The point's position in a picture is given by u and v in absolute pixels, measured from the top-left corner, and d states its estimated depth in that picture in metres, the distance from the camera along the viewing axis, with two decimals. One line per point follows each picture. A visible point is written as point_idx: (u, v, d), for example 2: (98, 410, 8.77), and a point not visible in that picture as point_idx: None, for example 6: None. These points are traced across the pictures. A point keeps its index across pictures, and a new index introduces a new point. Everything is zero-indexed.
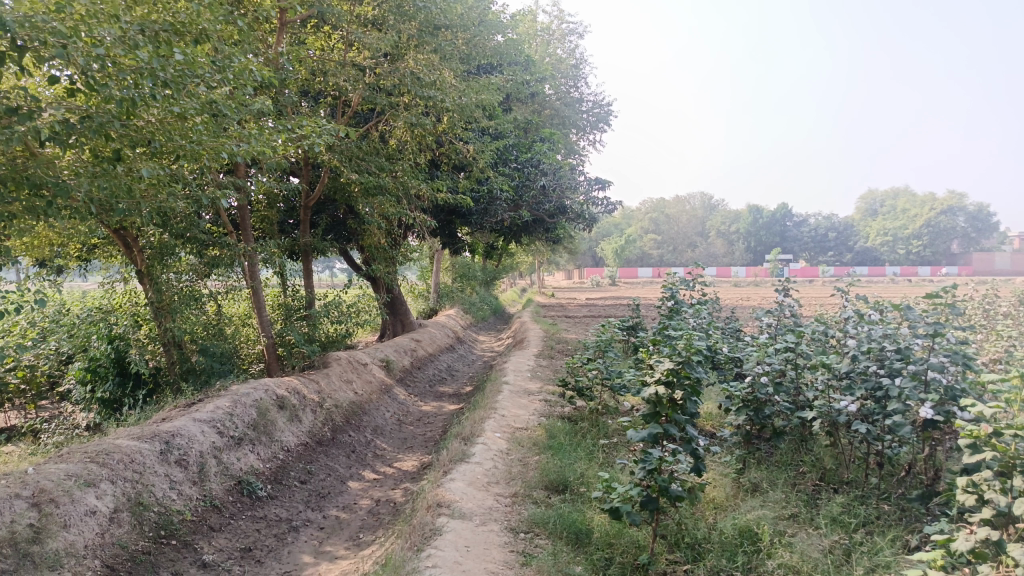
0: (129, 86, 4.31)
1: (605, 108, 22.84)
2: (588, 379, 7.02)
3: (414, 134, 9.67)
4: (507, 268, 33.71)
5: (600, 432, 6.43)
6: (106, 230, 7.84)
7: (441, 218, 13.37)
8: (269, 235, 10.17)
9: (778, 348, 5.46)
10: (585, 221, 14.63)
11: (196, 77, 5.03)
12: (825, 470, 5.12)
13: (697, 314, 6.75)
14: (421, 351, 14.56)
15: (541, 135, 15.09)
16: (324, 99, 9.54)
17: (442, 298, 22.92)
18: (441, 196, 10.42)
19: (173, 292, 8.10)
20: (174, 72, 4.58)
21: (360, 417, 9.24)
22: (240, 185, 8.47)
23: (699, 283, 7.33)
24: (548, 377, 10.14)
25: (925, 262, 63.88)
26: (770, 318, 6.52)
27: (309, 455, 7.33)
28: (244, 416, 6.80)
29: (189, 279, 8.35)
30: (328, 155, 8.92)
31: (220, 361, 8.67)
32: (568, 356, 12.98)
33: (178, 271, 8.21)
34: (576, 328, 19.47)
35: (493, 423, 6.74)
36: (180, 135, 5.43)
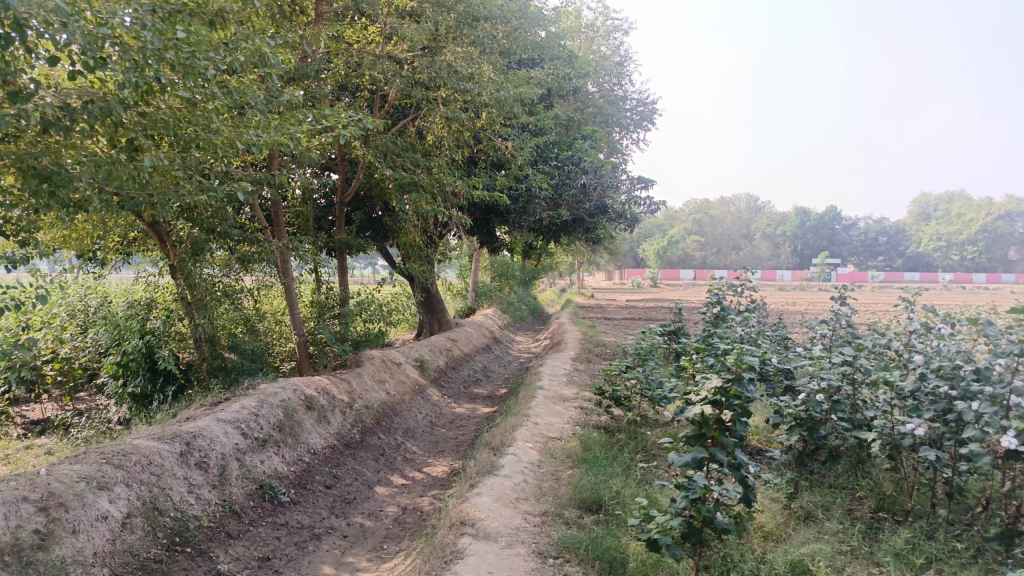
0: (136, 69, 4.08)
1: (649, 106, 22.31)
2: (626, 388, 6.66)
3: (452, 129, 9.41)
4: (546, 267, 33.37)
5: (638, 445, 6.08)
6: (140, 223, 7.70)
7: (479, 216, 13.11)
8: (304, 231, 10.04)
9: (835, 361, 5.05)
10: (627, 221, 14.21)
11: (210, 61, 4.80)
12: (885, 497, 4.70)
13: (744, 321, 6.34)
14: (457, 351, 14.34)
15: (583, 132, 14.72)
16: (361, 94, 9.35)
17: (480, 297, 22.70)
18: (478, 194, 10.15)
19: (204, 287, 7.96)
20: (184, 54, 4.34)
21: (391, 419, 9.03)
22: (274, 181, 8.31)
23: (747, 289, 6.92)
24: (585, 383, 9.78)
25: (982, 269, 61.49)
26: (825, 329, 6.08)
27: (336, 458, 7.12)
28: (270, 417, 6.61)
29: (220, 274, 8.19)
30: (362, 150, 8.73)
31: (250, 358, 8.55)
32: (606, 360, 12.59)
33: (210, 266, 8.09)
34: (616, 330, 19.02)
35: (525, 432, 6.44)
36: (200, 124, 5.23)
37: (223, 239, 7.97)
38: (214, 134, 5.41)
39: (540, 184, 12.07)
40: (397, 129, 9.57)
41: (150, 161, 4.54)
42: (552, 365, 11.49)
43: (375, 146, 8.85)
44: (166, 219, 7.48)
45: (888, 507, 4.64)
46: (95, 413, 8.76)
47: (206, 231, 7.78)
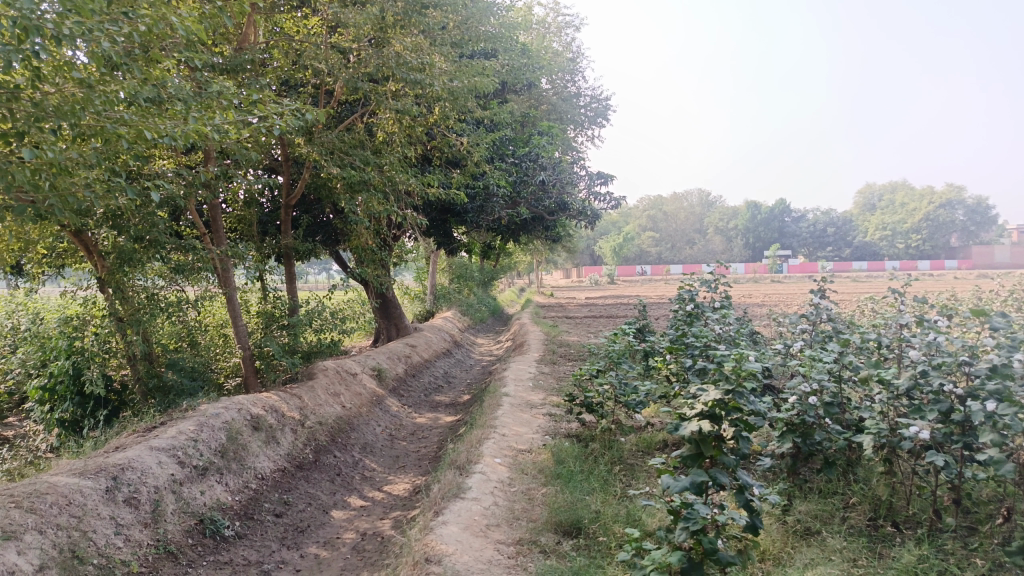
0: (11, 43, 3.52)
1: (604, 102, 22.06)
2: (598, 394, 6.25)
3: (403, 124, 8.90)
4: (505, 268, 32.96)
5: (613, 456, 5.68)
6: (65, 232, 7.06)
7: (435, 216, 12.59)
8: (249, 237, 9.40)
9: (823, 357, 4.71)
10: (587, 218, 13.85)
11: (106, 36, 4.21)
12: (882, 503, 4.38)
13: (721, 319, 5.99)
14: (417, 358, 13.80)
15: (539, 128, 14.33)
16: (304, 88, 8.77)
17: (438, 299, 22.13)
18: (434, 192, 9.64)
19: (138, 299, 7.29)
20: (72, 26, 3.78)
21: (348, 434, 8.48)
22: (209, 182, 7.68)
23: (721, 284, 6.58)
24: (552, 387, 9.35)
25: (925, 256, 63.17)
26: (806, 324, 5.77)
27: (287, 482, 6.55)
28: (211, 441, 6.02)
29: (162, 285, 7.66)
30: (307, 147, 8.16)
31: (190, 376, 7.89)
32: (572, 361, 12.20)
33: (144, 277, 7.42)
34: (579, 330, 18.68)
35: (492, 446, 5.98)
36: (108, 115, 4.63)
37: (153, 248, 7.24)
38: (124, 125, 4.78)
39: (497, 182, 11.61)
40: (345, 126, 9.02)
41: (24, 151, 3.80)
42: (517, 369, 11.04)
43: (321, 143, 8.29)
44: (89, 226, 6.80)
45: (887, 514, 4.32)
46: (19, 441, 8.00)
47: (136, 240, 7.09)
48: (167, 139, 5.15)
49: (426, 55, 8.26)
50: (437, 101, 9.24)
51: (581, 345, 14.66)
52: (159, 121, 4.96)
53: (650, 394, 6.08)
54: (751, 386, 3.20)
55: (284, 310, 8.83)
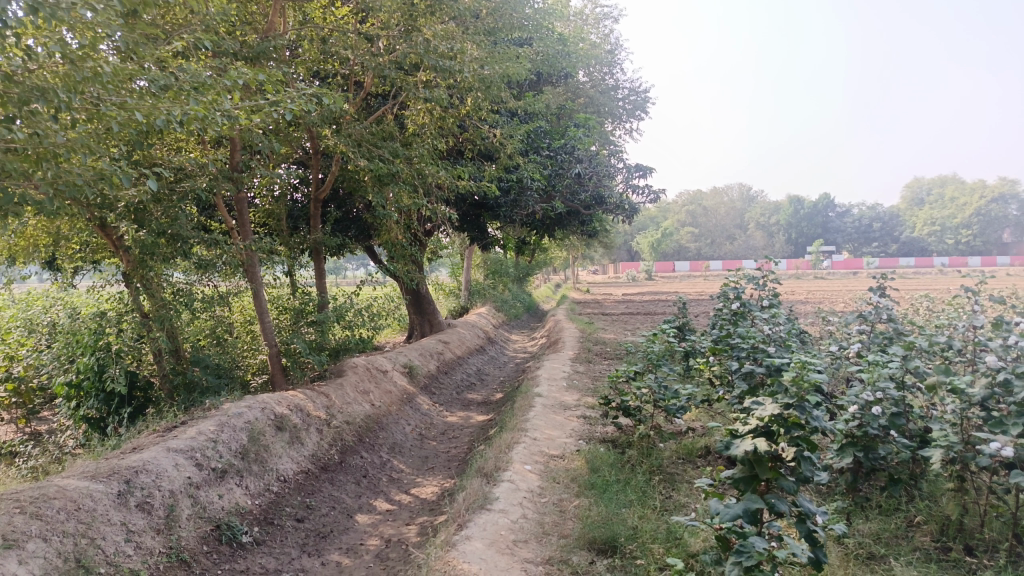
0: None
1: (642, 95, 21.50)
2: (636, 397, 5.87)
3: (433, 114, 8.60)
4: (541, 263, 32.59)
5: (652, 464, 5.31)
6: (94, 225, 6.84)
7: (468, 211, 12.29)
8: (277, 232, 9.19)
9: (887, 362, 4.27)
10: (624, 212, 13.39)
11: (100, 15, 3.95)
12: (952, 523, 3.94)
13: (770, 319, 5.55)
14: (450, 354, 13.55)
15: (576, 120, 13.94)
16: (331, 79, 8.53)
17: (472, 295, 21.87)
18: (464, 184, 9.32)
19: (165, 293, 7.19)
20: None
21: (376, 434, 8.23)
22: (234, 174, 7.47)
23: (768, 281, 6.12)
24: (586, 388, 8.97)
25: (977, 252, 60.90)
26: (864, 325, 5.31)
27: (311, 485, 6.31)
28: (232, 442, 5.81)
29: (192, 280, 7.56)
30: (334, 139, 7.92)
31: (215, 374, 7.70)
32: (608, 360, 11.81)
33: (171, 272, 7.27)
34: (616, 327, 18.24)
35: (523, 451, 5.66)
36: (108, 100, 4.38)
37: (176, 245, 7.04)
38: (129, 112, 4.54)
39: (531, 175, 11.25)
40: (374, 117, 8.76)
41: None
42: (551, 368, 10.71)
43: (348, 133, 8.04)
44: (110, 219, 6.65)
45: (959, 535, 3.89)
46: (48, 438, 7.94)
47: (159, 236, 6.87)
48: (176, 124, 4.91)
49: (455, 40, 7.94)
50: (468, 90, 8.92)
51: (617, 343, 14.22)
52: (167, 105, 4.72)
53: (693, 397, 5.68)
54: (812, 400, 2.83)
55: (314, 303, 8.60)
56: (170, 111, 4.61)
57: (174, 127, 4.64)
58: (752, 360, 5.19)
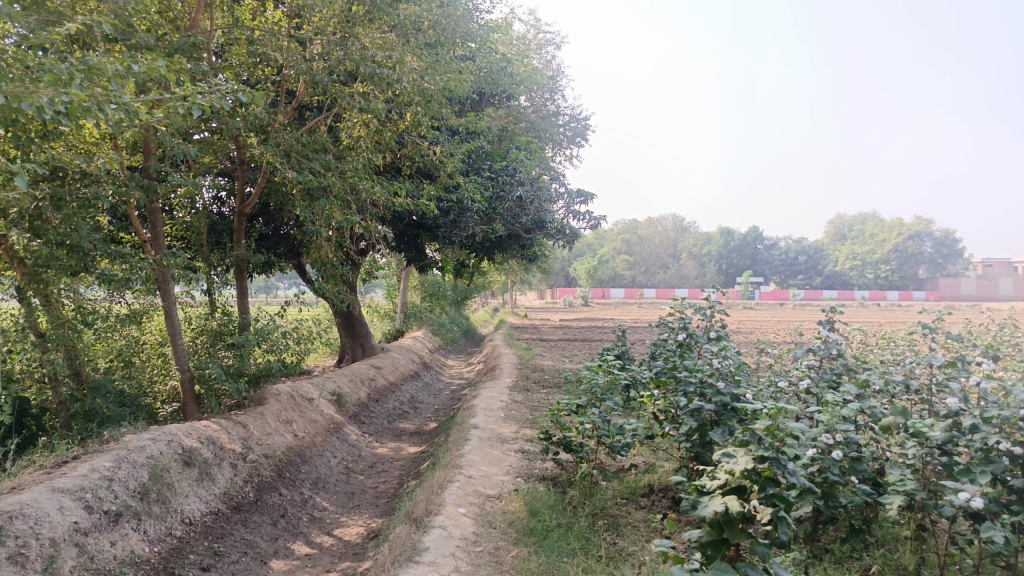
0: None
1: (583, 122, 21.55)
2: (577, 432, 5.54)
3: (371, 129, 8.20)
4: (479, 287, 32.25)
5: (594, 506, 4.97)
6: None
7: (405, 231, 11.85)
8: (196, 247, 8.55)
9: (841, 401, 4.07)
10: (565, 237, 13.19)
11: None
12: (909, 574, 3.73)
13: (718, 352, 5.33)
14: (382, 380, 12.99)
15: (518, 143, 13.74)
16: (261, 86, 8.03)
17: (408, 318, 21.31)
18: (401, 202, 8.91)
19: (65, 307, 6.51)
20: None
21: (298, 468, 7.65)
22: (146, 182, 7.02)
23: (716, 313, 5.90)
24: (524, 418, 8.61)
25: (895, 287, 63.62)
26: (813, 360, 5.14)
27: (219, 528, 5.72)
28: (129, 481, 5.17)
29: (101, 297, 6.96)
30: (260, 149, 7.40)
31: (118, 403, 6.96)
32: (546, 389, 11.51)
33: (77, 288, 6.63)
34: (554, 354, 18.00)
35: (457, 491, 5.24)
36: None
37: (76, 257, 6.38)
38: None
39: (471, 196, 10.93)
40: (307, 129, 8.30)
41: None
42: (487, 396, 10.33)
43: (277, 143, 7.54)
44: (0, 226, 5.94)
45: None
46: None
47: (57, 247, 6.20)
48: (60, 114, 4.36)
49: (395, 51, 7.59)
50: (407, 105, 8.56)
51: (556, 370, 13.93)
52: (42, 87, 4.20)
53: (637, 433, 5.39)
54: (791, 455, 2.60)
55: (233, 325, 8.01)
56: (43, 95, 4.10)
57: (47, 113, 4.17)
58: (700, 396, 4.94)
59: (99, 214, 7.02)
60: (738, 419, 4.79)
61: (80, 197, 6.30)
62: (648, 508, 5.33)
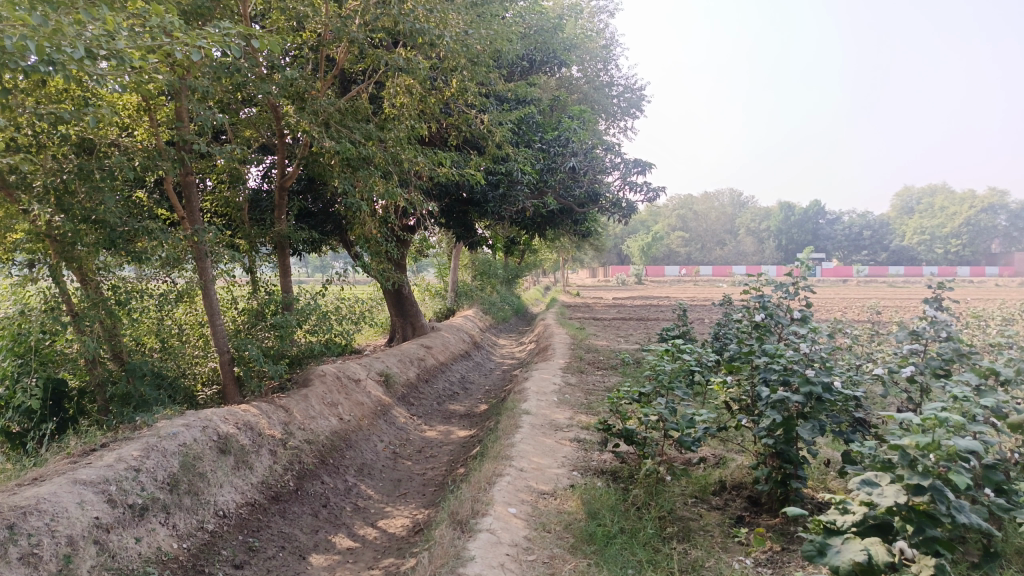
0: None
1: (637, 93, 20.62)
2: (640, 423, 4.98)
3: (414, 95, 7.68)
4: (530, 265, 31.71)
5: (661, 508, 4.42)
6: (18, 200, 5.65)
7: (453, 207, 11.35)
8: (237, 223, 8.23)
9: (964, 393, 3.40)
10: (621, 211, 12.50)
11: None
12: None
13: (805, 335, 4.65)
14: (431, 360, 12.62)
15: (571, 112, 13.06)
16: (299, 53, 7.61)
17: (459, 297, 20.91)
18: (446, 172, 8.40)
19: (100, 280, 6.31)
20: None
21: (341, 454, 7.30)
22: (179, 155, 6.69)
23: (799, 290, 5.14)
24: (580, 403, 8.06)
25: (966, 262, 60.25)
26: (917, 344, 4.44)
27: (256, 521, 5.37)
28: (158, 471, 4.85)
29: (142, 276, 6.70)
30: (296, 116, 6.96)
31: (157, 386, 6.70)
32: (601, 370, 10.93)
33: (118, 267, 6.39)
34: (608, 333, 17.35)
35: (508, 487, 4.75)
36: None
37: (104, 232, 6.03)
38: None
39: (522, 168, 10.33)
40: (348, 97, 7.83)
41: None
42: (540, 378, 9.81)
43: (314, 111, 7.07)
44: (24, 201, 5.65)
45: None
46: None
47: (83, 223, 5.89)
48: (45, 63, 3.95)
49: (437, 8, 7.07)
50: (453, 69, 8.01)
51: (611, 350, 13.32)
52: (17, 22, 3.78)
53: (709, 426, 4.78)
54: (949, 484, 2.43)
55: (275, 303, 7.66)
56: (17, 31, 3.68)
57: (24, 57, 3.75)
58: (785, 385, 4.31)
59: (133, 189, 6.78)
60: (829, 410, 4.16)
61: (107, 169, 5.96)
62: (720, 509, 4.74)
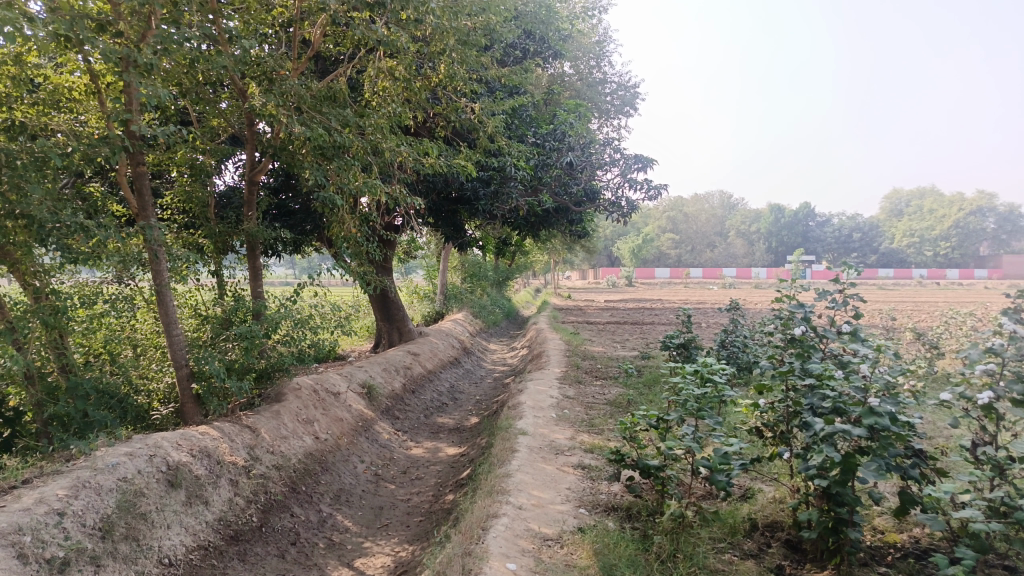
0: None
1: (632, 90, 19.89)
2: (660, 455, 4.24)
3: (397, 77, 6.92)
4: (521, 268, 30.98)
5: (690, 561, 3.69)
6: None
7: (441, 205, 10.58)
8: (203, 222, 7.43)
9: None
10: (620, 210, 11.77)
11: None
12: None
13: (859, 355, 3.91)
14: (419, 369, 11.85)
15: (566, 106, 12.35)
16: (271, 33, 6.86)
17: (448, 300, 20.16)
18: (433, 163, 7.65)
19: (42, 285, 5.44)
20: None
21: (316, 479, 6.54)
22: (132, 144, 5.90)
23: (848, 298, 4.35)
24: (580, 419, 7.33)
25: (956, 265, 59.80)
26: (991, 362, 3.70)
27: (208, 569, 4.61)
28: (88, 515, 4.07)
29: (102, 280, 5.95)
30: (262, 98, 6.17)
31: (109, 407, 5.91)
32: (599, 381, 10.19)
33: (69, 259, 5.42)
34: (604, 338, 16.61)
35: (506, 533, 4.03)
36: None
37: (28, 227, 5.10)
38: None
39: (516, 162, 9.60)
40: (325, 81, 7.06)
41: None
42: (535, 390, 9.04)
43: (282, 92, 6.29)
44: None
45: None
46: None
47: (6, 217, 5.01)
48: None
49: None
50: (441, 51, 7.26)
51: (609, 357, 12.58)
52: None
53: (744, 461, 4.05)
54: None
55: (244, 310, 6.87)
56: None
57: None
58: (838, 414, 3.60)
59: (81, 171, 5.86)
60: (894, 445, 3.46)
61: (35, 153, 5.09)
62: (756, 557, 4.02)
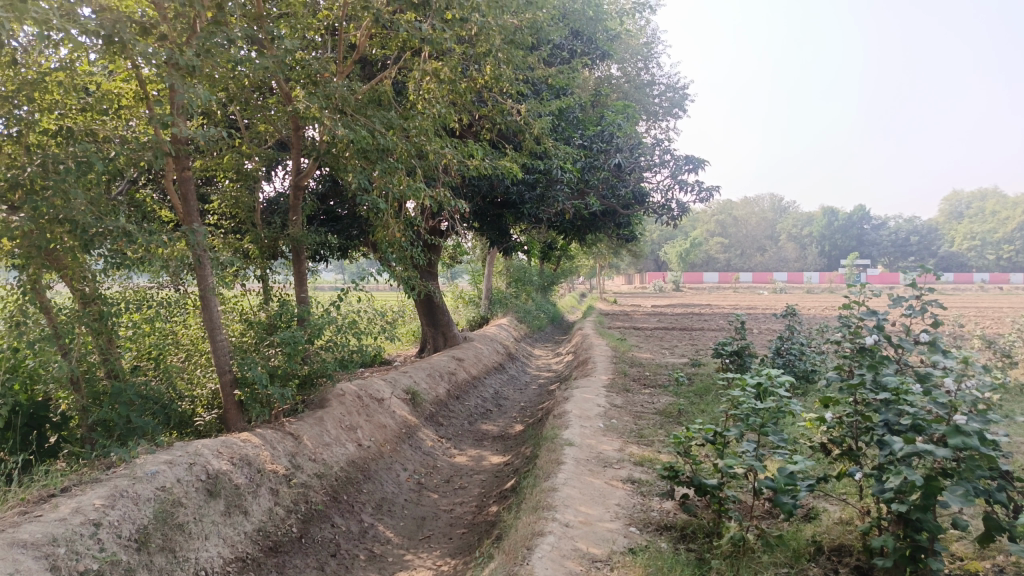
0: None
1: (680, 92, 19.47)
2: (718, 472, 3.96)
3: (440, 78, 6.78)
4: (567, 272, 30.69)
5: None
6: None
7: (486, 209, 10.42)
8: (247, 226, 7.40)
9: None
10: (670, 213, 11.44)
11: None
12: None
13: (940, 367, 3.57)
14: (463, 374, 11.70)
15: (614, 107, 12.08)
16: (315, 36, 6.79)
17: (494, 305, 20.02)
18: (477, 165, 7.48)
19: (89, 291, 5.42)
20: None
21: (358, 488, 6.41)
22: (176, 149, 5.87)
23: (926, 306, 4.00)
24: (630, 430, 7.05)
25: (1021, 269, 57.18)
26: None
27: None
28: (124, 525, 3.99)
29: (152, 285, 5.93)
30: (304, 100, 6.06)
31: (153, 412, 5.88)
32: (648, 389, 9.87)
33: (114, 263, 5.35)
34: (652, 345, 16.21)
35: (553, 554, 3.80)
36: None
37: (72, 232, 5.00)
38: None
39: (562, 165, 9.37)
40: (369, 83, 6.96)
41: None
42: (582, 398, 8.78)
43: (326, 95, 6.22)
44: None
45: None
46: None
47: (51, 223, 5.01)
48: None
49: None
50: (485, 52, 7.10)
51: (658, 364, 12.23)
52: None
53: (810, 480, 3.74)
54: None
55: (288, 316, 6.80)
56: None
57: None
58: (917, 433, 3.28)
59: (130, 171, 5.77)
60: (981, 468, 3.13)
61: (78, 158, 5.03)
62: None
